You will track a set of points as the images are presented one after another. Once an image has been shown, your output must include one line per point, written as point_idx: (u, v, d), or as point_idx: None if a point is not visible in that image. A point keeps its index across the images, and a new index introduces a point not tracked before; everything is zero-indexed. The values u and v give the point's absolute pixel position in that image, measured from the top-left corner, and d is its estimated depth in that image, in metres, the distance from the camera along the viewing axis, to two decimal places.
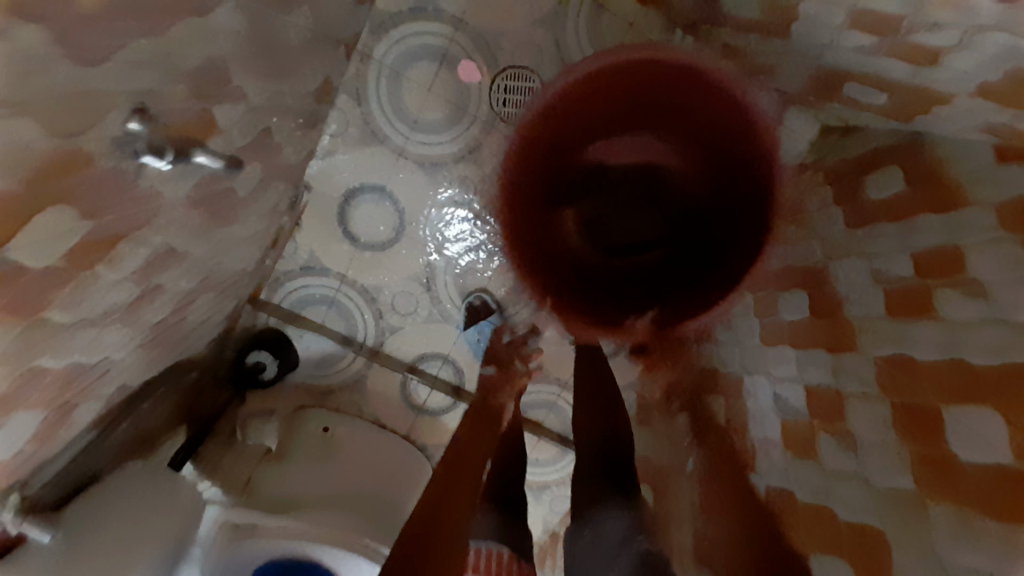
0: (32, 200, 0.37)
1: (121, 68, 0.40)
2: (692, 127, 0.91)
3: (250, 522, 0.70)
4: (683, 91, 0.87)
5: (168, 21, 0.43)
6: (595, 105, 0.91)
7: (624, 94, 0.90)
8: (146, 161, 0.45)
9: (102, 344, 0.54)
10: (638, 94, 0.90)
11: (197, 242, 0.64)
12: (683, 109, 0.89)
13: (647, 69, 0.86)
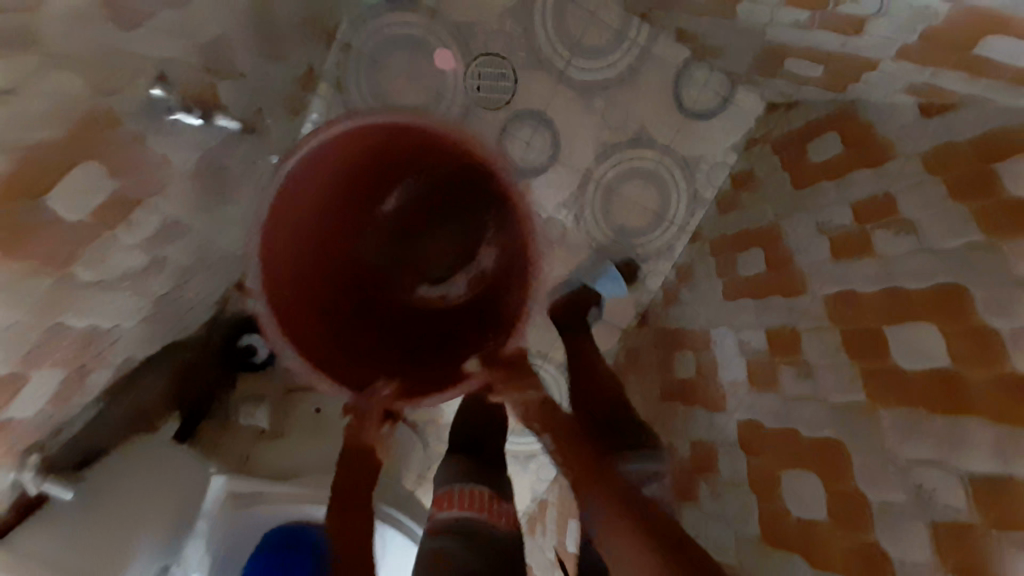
0: (65, 155, 0.40)
1: (150, 35, 0.43)
2: (439, 188, 0.68)
3: (258, 493, 0.75)
4: (434, 155, 0.61)
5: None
6: (342, 176, 0.64)
7: (355, 163, 0.63)
8: (179, 117, 0.50)
9: (116, 309, 0.57)
10: (394, 146, 0.62)
11: (197, 217, 0.66)
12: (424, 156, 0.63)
13: (371, 130, 0.58)
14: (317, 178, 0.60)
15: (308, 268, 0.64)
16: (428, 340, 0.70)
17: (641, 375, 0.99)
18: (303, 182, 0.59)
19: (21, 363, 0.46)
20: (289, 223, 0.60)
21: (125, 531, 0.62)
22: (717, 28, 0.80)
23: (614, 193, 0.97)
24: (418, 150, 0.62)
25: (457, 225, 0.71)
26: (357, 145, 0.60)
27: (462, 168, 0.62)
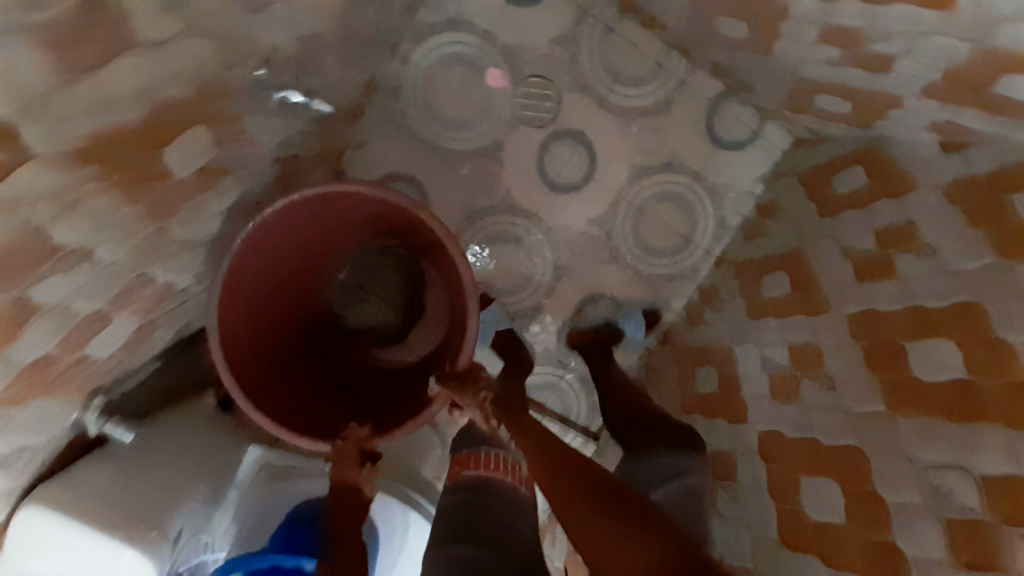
0: (190, 116, 0.46)
1: (268, 23, 0.50)
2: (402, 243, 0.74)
3: (291, 466, 0.76)
4: (396, 237, 0.73)
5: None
6: (303, 235, 0.70)
7: (328, 237, 0.73)
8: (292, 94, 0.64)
9: (190, 271, 0.62)
10: (346, 234, 0.74)
11: (265, 199, 0.72)
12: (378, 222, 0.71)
13: (322, 197, 0.65)
14: (278, 240, 0.66)
15: (277, 329, 0.72)
16: (389, 391, 0.76)
17: (660, 393, 1.02)
18: (258, 245, 0.64)
19: (111, 306, 0.51)
20: (250, 290, 0.66)
21: (183, 478, 0.64)
22: (750, 64, 0.86)
23: (644, 214, 1.02)
24: (384, 233, 0.73)
25: (401, 296, 0.82)
26: (291, 220, 0.65)
27: (408, 240, 0.73)
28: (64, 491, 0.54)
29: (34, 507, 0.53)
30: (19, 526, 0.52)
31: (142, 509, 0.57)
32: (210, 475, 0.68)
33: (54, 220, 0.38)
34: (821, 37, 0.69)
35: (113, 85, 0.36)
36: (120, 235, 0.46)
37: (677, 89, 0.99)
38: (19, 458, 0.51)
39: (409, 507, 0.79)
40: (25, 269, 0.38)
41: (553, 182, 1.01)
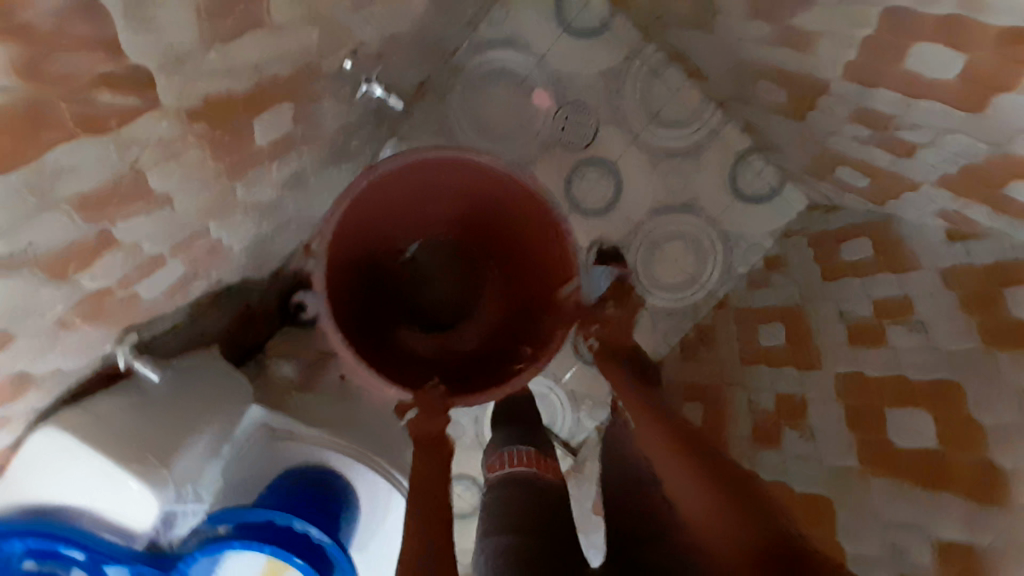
0: (282, 92, 0.50)
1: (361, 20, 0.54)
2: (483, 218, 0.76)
3: (290, 429, 0.81)
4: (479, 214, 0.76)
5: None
6: (399, 199, 0.71)
7: (416, 205, 0.74)
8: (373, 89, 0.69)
9: (238, 232, 0.66)
10: (433, 204, 0.75)
11: (314, 174, 0.76)
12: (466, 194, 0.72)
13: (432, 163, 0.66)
14: (375, 204, 0.68)
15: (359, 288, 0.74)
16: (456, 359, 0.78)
17: None
18: (361, 202, 0.65)
19: (170, 251, 0.54)
20: (345, 244, 0.67)
21: (193, 418, 0.66)
22: (782, 128, 0.91)
23: (659, 250, 1.06)
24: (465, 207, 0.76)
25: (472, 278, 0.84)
26: (393, 184, 0.67)
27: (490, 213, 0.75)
28: (84, 418, 0.56)
29: (50, 429, 0.55)
30: (38, 445, 0.54)
31: (156, 443, 0.59)
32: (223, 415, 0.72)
33: (151, 165, 0.41)
34: (854, 117, 0.74)
35: (233, 51, 0.39)
36: (197, 188, 0.49)
37: (708, 138, 1.04)
38: (53, 380, 0.52)
39: (392, 484, 0.83)
40: (118, 204, 0.41)
41: (578, 204, 1.05)
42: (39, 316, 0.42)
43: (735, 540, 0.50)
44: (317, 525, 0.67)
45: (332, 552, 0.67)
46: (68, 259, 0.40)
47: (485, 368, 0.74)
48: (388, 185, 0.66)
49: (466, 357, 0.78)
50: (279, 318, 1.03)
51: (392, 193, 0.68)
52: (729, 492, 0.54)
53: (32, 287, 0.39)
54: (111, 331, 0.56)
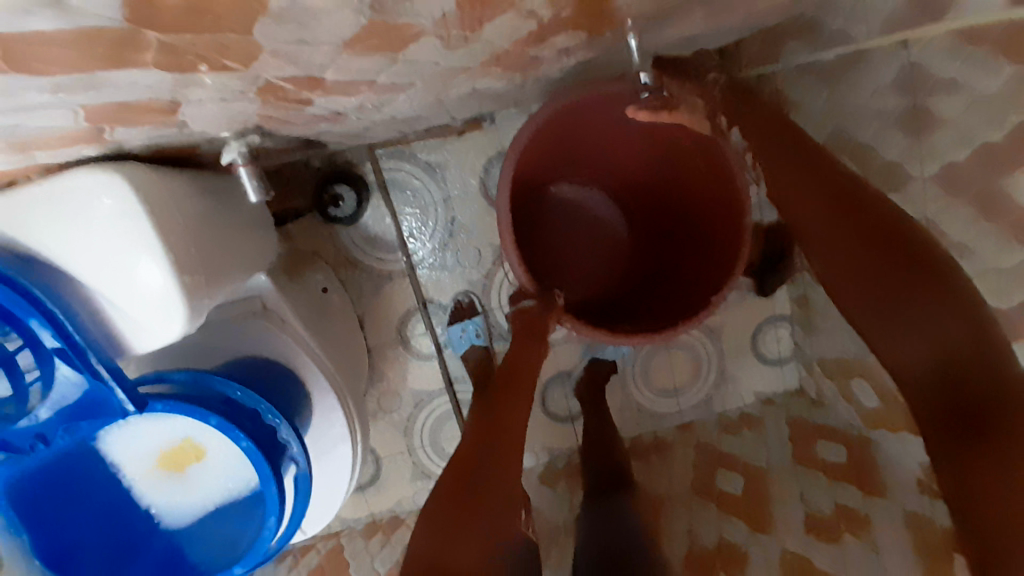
0: (591, 23, 0.46)
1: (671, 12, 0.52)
2: (614, 183, 0.88)
3: (282, 317, 0.71)
4: (589, 159, 0.84)
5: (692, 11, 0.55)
6: (544, 156, 0.77)
7: (567, 146, 0.79)
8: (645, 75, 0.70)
9: (402, 105, 0.58)
10: (561, 152, 0.79)
11: (478, 98, 0.70)
12: (605, 171, 0.87)
13: (570, 115, 0.70)
14: (528, 172, 0.77)
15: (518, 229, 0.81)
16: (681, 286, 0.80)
17: (557, 486, 1.04)
18: (533, 157, 0.75)
19: (376, 86, 0.46)
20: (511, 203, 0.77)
21: (234, 259, 0.55)
22: (828, 319, 0.98)
23: (659, 352, 1.10)
24: (575, 162, 0.84)
25: (592, 167, 0.86)
26: (532, 149, 0.72)
27: (631, 183, 0.87)
28: (152, 187, 0.46)
29: (104, 173, 0.44)
30: (94, 191, 0.43)
31: (205, 265, 0.49)
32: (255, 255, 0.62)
33: (513, 11, 0.36)
34: None
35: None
36: (471, 53, 0.44)
37: (767, 244, 1.03)
38: (166, 129, 0.42)
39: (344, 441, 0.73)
40: (447, 24, 0.35)
41: None
42: (271, 64, 0.34)
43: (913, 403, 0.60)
44: (300, 442, 0.59)
45: (298, 477, 0.60)
46: (357, 37, 0.33)
47: (672, 261, 0.85)
48: (528, 153, 0.71)
49: (682, 280, 0.81)
50: (311, 195, 0.95)
51: (525, 164, 0.73)
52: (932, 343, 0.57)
53: (308, 34, 0.31)
54: (251, 120, 0.46)
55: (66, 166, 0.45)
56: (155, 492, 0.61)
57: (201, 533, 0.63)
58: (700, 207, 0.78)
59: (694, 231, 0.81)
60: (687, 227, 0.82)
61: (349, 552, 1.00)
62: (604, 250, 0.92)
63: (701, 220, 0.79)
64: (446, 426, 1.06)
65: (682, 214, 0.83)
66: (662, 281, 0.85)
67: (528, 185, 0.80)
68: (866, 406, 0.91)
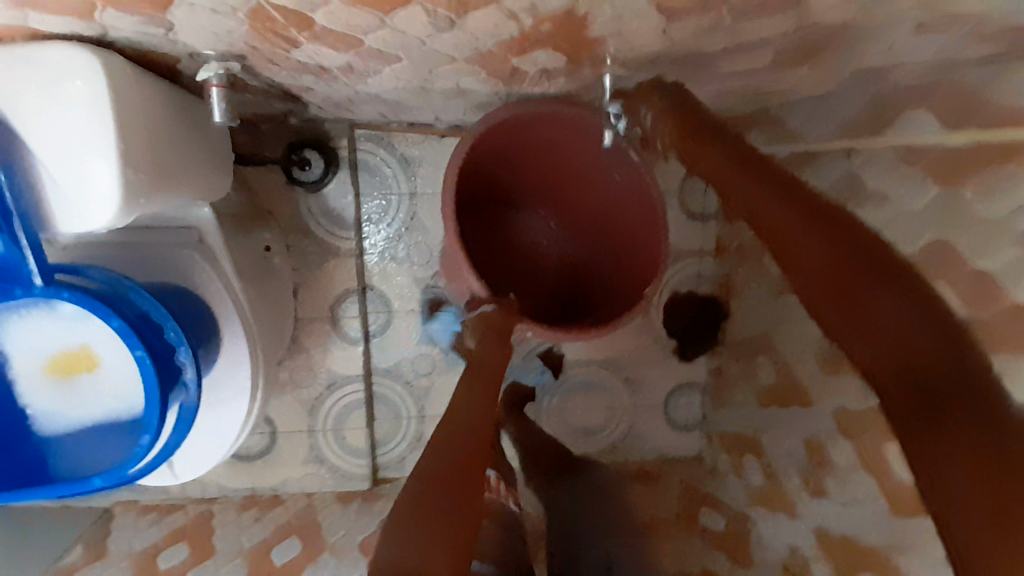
0: (574, 49, 0.51)
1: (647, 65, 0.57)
2: (556, 204, 0.91)
3: (216, 255, 0.71)
4: (533, 178, 0.87)
5: (665, 71, 0.61)
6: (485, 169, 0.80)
7: (509, 163, 0.82)
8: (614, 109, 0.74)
9: (384, 80, 0.61)
10: (504, 168, 0.83)
11: (460, 100, 0.74)
12: (548, 194, 0.90)
13: (511, 129, 0.74)
14: (471, 179, 0.80)
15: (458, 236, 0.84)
16: (617, 305, 0.82)
17: None
18: (473, 168, 0.78)
19: (363, 48, 0.49)
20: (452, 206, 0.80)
21: (180, 176, 0.56)
22: (738, 396, 1.03)
23: (578, 392, 1.13)
24: (522, 179, 0.87)
25: (535, 185, 0.89)
26: (473, 157, 0.76)
27: (572, 211, 0.90)
28: (125, 82, 0.47)
29: (85, 53, 0.45)
30: (70, 66, 0.44)
31: (150, 168, 0.50)
32: (200, 184, 0.63)
33: (499, 7, 0.41)
34: (799, 442, 0.85)
35: (651, 4, 0.41)
36: (458, 42, 0.48)
37: (707, 313, 1.11)
38: (152, 27, 0.44)
39: (245, 394, 0.72)
40: None
41: None
42: None
43: (896, 420, 0.58)
44: (197, 370, 0.59)
45: (184, 407, 0.59)
46: None
47: (608, 282, 0.87)
48: (468, 160, 0.75)
49: (618, 300, 0.83)
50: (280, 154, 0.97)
51: (467, 169, 0.77)
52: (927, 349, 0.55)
53: None
54: (239, 44, 0.48)
55: (42, 36, 0.45)
56: (35, 392, 0.59)
57: (71, 444, 0.60)
58: (633, 236, 0.81)
59: (627, 258, 0.83)
60: (621, 250, 0.84)
61: (217, 521, 0.96)
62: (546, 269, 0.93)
63: (634, 247, 0.81)
64: (354, 414, 1.04)
65: (615, 241, 0.85)
66: (598, 301, 0.87)
67: (472, 195, 0.83)
68: (753, 483, 0.95)
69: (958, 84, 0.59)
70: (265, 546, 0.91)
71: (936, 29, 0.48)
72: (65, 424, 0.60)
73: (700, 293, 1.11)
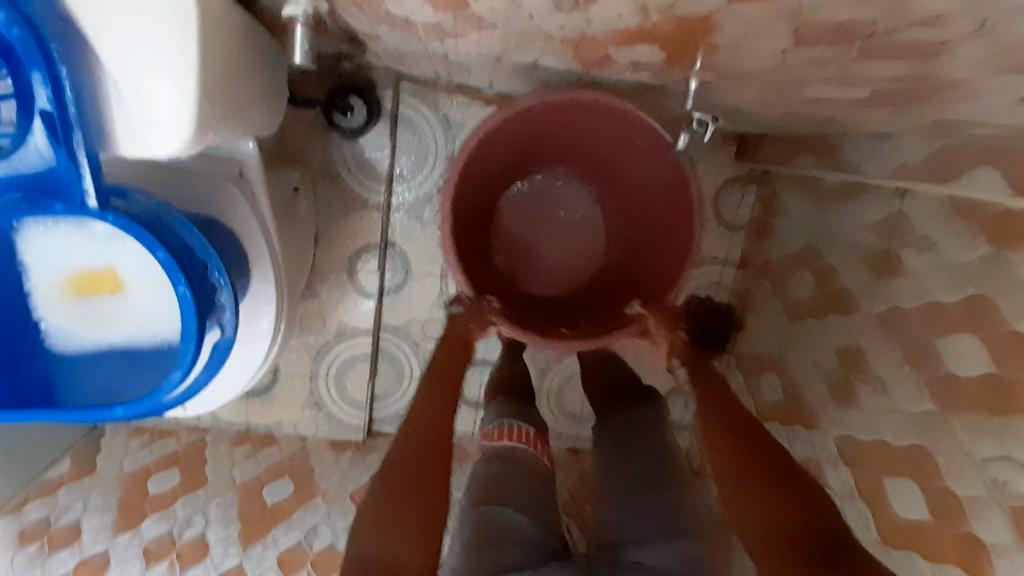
0: (674, 50, 0.49)
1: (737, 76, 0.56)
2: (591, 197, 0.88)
3: (255, 193, 0.69)
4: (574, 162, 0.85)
5: (752, 84, 0.59)
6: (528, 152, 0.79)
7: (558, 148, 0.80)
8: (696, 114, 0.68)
9: (463, 42, 0.58)
10: (543, 145, 0.81)
11: (527, 74, 0.72)
12: (603, 182, 0.86)
13: (560, 107, 0.72)
14: (508, 149, 0.78)
15: (481, 215, 0.82)
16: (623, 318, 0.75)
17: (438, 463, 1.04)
18: (502, 147, 0.77)
19: (461, 10, 0.47)
20: (480, 171, 0.77)
21: (240, 109, 0.54)
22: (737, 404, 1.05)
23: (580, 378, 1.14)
24: (558, 160, 0.85)
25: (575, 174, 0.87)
26: (514, 127, 0.73)
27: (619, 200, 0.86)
28: (208, 11, 0.45)
29: None
30: None
31: (218, 102, 0.49)
32: (254, 118, 0.60)
33: None
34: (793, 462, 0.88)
35: (780, 25, 0.40)
36: (564, 24, 0.46)
37: (717, 321, 1.09)
38: None
39: (269, 337, 0.70)
40: None
41: None
42: None
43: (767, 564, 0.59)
44: (235, 311, 0.58)
45: (219, 345, 0.59)
46: None
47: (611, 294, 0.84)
48: (507, 127, 0.72)
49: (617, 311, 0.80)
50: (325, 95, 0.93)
51: (502, 138, 0.74)
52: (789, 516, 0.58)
53: None
54: None
55: None
56: (59, 311, 0.57)
57: (91, 368, 0.59)
58: (656, 250, 0.79)
59: (641, 271, 0.81)
60: (638, 265, 0.82)
61: (209, 452, 0.96)
62: (584, 263, 0.90)
63: (652, 262, 0.79)
64: (358, 366, 1.04)
65: (638, 248, 0.84)
66: (597, 308, 0.83)
67: (504, 167, 0.81)
68: None
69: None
70: (256, 482, 0.91)
71: None
72: (86, 347, 0.59)
73: (713, 301, 1.10)
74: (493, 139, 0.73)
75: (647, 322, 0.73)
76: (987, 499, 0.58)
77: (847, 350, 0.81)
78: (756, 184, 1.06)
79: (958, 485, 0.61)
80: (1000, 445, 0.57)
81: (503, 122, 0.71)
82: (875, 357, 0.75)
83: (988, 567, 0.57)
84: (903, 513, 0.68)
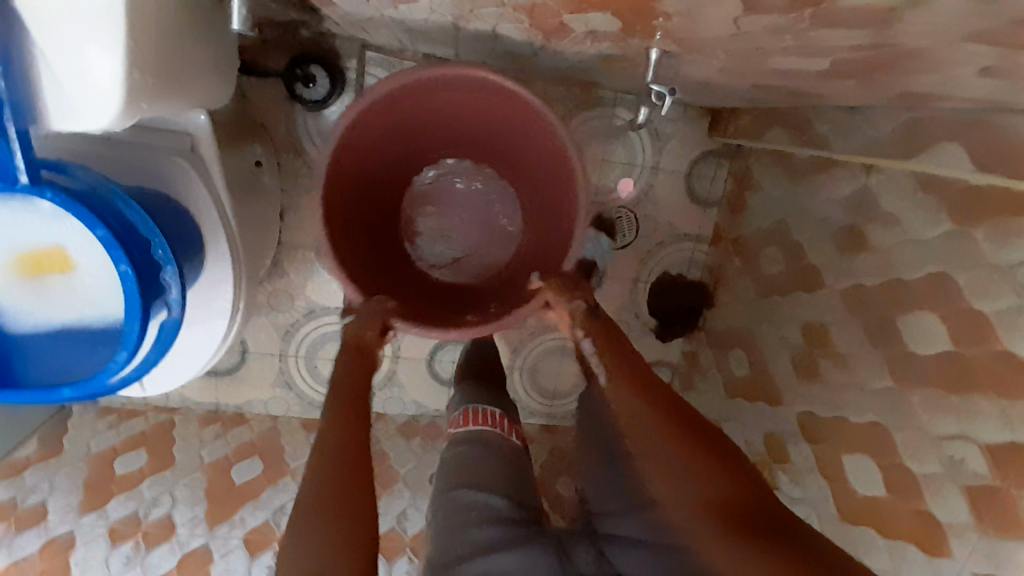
0: (633, 18, 0.48)
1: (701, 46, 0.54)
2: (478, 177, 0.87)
3: (209, 168, 0.67)
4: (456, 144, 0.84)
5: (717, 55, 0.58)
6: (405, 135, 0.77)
7: (441, 125, 0.78)
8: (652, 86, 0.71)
9: (420, 10, 0.56)
10: (422, 131, 0.79)
11: (491, 45, 0.70)
12: (497, 162, 0.86)
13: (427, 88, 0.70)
14: (384, 138, 0.76)
15: (369, 206, 0.81)
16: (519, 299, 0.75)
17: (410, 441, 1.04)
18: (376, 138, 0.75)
19: None
20: (357, 163, 0.75)
21: (179, 78, 0.52)
22: (707, 381, 1.05)
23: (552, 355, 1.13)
24: (441, 144, 0.83)
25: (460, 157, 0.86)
26: (383, 114, 0.71)
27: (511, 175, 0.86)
28: None
29: None
30: None
31: (151, 71, 0.47)
32: (199, 88, 0.58)
33: None
34: (759, 437, 0.88)
35: None
36: None
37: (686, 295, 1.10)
38: None
39: (226, 318, 0.68)
40: None
41: None
42: None
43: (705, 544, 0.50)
44: (181, 290, 0.58)
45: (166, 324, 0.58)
46: None
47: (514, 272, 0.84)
48: (374, 114, 0.70)
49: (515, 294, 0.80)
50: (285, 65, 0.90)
51: (376, 126, 0.72)
52: (733, 495, 0.51)
53: None
54: None
55: None
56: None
57: (36, 347, 0.57)
58: (551, 225, 0.79)
59: (541, 246, 0.82)
60: (537, 240, 0.83)
61: (177, 433, 0.95)
62: (485, 243, 0.90)
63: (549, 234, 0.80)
64: (328, 344, 1.03)
65: (534, 223, 0.84)
66: (500, 292, 0.83)
67: (385, 156, 0.79)
68: None
69: (990, 123, 0.57)
70: (225, 463, 0.91)
71: (998, 77, 0.44)
72: (30, 327, 0.57)
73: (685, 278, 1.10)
74: (365, 126, 0.70)
75: (549, 293, 0.71)
76: (943, 474, 0.59)
77: (813, 326, 0.81)
78: (729, 160, 1.06)
79: (916, 461, 0.62)
80: (957, 421, 0.58)
81: (373, 107, 0.68)
82: (840, 333, 0.76)
83: (941, 542, 0.58)
84: (862, 487, 0.69)
